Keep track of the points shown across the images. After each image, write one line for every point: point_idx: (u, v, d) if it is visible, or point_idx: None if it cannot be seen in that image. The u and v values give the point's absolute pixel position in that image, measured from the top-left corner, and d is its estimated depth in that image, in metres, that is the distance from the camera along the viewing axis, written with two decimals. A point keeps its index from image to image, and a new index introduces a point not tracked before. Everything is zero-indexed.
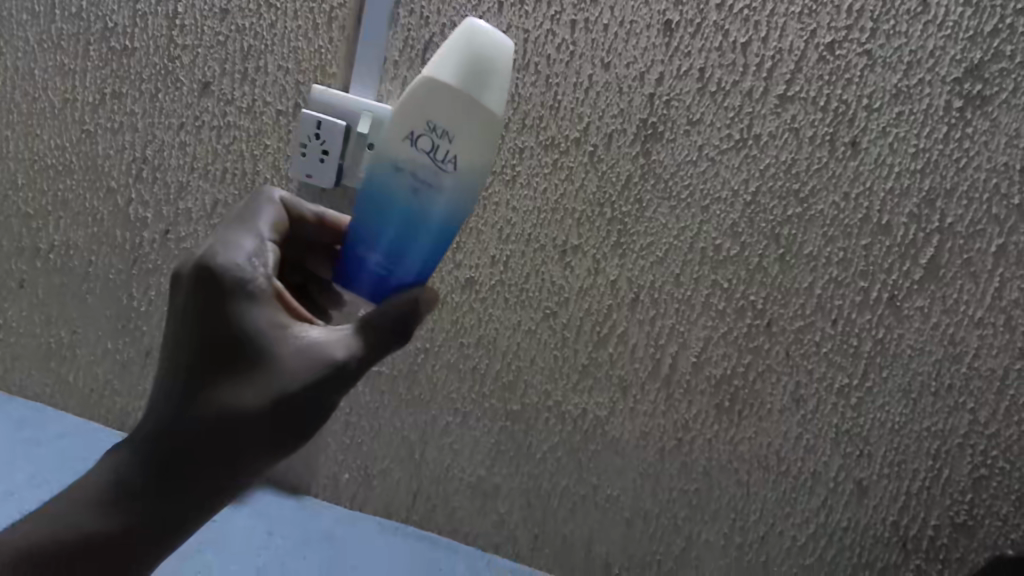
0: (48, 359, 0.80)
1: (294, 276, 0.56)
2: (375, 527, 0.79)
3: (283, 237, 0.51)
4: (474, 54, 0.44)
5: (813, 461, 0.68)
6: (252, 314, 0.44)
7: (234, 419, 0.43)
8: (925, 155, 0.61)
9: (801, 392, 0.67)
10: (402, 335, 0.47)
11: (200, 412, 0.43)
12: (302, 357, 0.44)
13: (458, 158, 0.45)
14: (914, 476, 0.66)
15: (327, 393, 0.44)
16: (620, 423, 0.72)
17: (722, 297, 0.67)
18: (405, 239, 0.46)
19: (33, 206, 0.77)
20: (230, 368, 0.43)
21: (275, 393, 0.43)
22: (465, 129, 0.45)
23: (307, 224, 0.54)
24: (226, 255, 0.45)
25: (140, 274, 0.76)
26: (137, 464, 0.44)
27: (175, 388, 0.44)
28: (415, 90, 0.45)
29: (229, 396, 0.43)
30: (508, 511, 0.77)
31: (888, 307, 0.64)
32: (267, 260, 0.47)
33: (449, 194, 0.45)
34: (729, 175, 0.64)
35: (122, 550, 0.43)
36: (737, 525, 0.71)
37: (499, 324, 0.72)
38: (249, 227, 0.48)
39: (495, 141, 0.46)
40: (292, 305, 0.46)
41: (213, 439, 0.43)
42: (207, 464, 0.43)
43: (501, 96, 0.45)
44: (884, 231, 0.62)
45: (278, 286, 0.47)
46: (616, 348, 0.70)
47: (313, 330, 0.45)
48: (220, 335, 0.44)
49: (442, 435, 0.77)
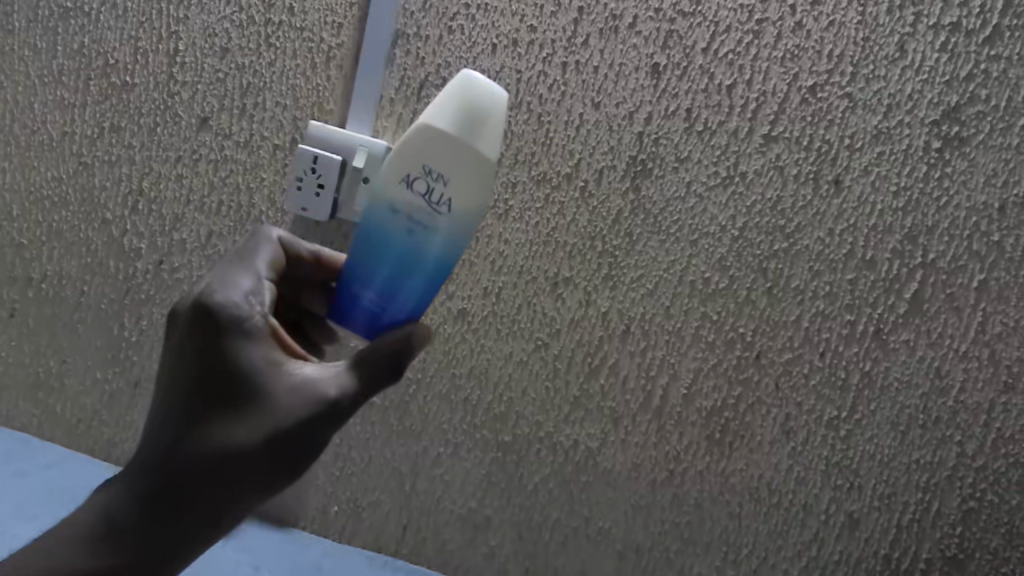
0: (36, 389, 0.80)
1: (289, 313, 0.57)
2: (364, 561, 0.78)
3: (278, 275, 0.52)
4: (471, 102, 0.46)
5: (804, 493, 0.68)
6: (246, 351, 0.44)
7: (225, 455, 0.42)
8: (907, 194, 0.62)
9: (791, 424, 0.67)
10: (394, 372, 0.47)
11: (193, 447, 0.43)
12: (294, 393, 0.44)
13: (453, 200, 0.46)
14: (904, 509, 0.66)
15: (319, 430, 0.44)
16: (612, 454, 0.72)
17: (712, 330, 0.67)
18: (400, 277, 0.47)
19: (27, 236, 0.78)
20: (223, 403, 0.43)
21: (267, 429, 0.42)
22: (461, 173, 0.46)
23: (301, 262, 0.54)
24: (223, 292, 0.45)
25: (132, 304, 0.76)
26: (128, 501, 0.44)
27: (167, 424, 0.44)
28: (413, 135, 0.46)
29: (221, 431, 0.43)
30: (499, 544, 0.76)
31: (874, 340, 0.65)
32: (263, 298, 0.47)
33: (444, 235, 0.46)
34: (717, 211, 0.66)
35: None
36: (730, 558, 0.70)
37: (491, 355, 0.73)
38: (247, 266, 0.49)
39: (489, 184, 0.47)
40: (286, 342, 0.47)
41: (203, 479, 0.43)
42: (198, 500, 0.43)
43: (496, 144, 0.47)
44: (868, 266, 0.64)
45: (274, 323, 0.47)
46: (607, 380, 0.70)
47: (307, 366, 0.45)
48: (214, 372, 0.44)
49: (433, 466, 0.76)
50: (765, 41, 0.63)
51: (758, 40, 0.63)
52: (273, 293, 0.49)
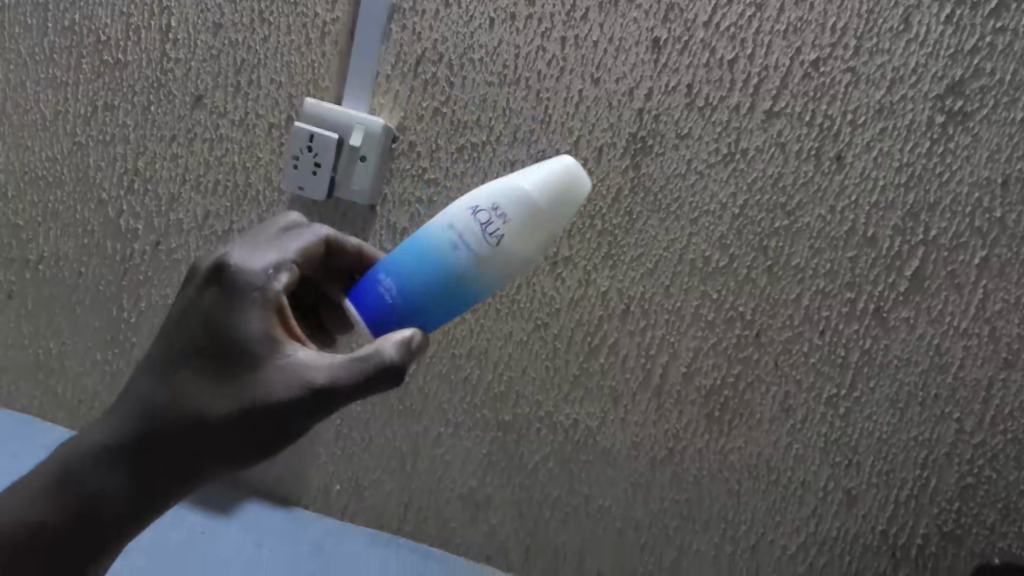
0: (36, 371, 0.80)
1: (308, 296, 0.56)
2: (367, 539, 0.79)
3: (310, 258, 0.51)
4: (561, 181, 0.50)
5: (803, 470, 0.69)
6: (246, 321, 0.44)
7: (202, 423, 0.43)
8: (909, 169, 0.62)
9: (790, 401, 0.68)
10: (395, 377, 0.44)
11: (167, 412, 0.44)
12: (281, 375, 0.43)
13: (503, 246, 0.48)
14: (902, 485, 0.67)
15: (297, 420, 0.43)
16: (611, 433, 0.72)
17: (712, 308, 0.67)
18: (430, 290, 0.48)
19: (24, 217, 0.77)
20: (209, 371, 0.44)
21: (246, 405, 0.43)
22: (523, 229, 0.49)
23: (335, 260, 0.54)
24: (246, 263, 0.46)
25: (130, 286, 0.75)
26: (88, 465, 0.45)
27: (145, 385, 0.45)
28: (505, 184, 0.50)
29: (201, 399, 0.44)
30: (500, 522, 0.77)
31: (874, 318, 0.64)
32: (282, 277, 0.47)
33: (481, 272, 0.48)
34: (718, 188, 0.65)
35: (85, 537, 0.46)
36: (728, 534, 0.72)
37: (491, 335, 0.73)
38: (280, 244, 0.50)
39: (537, 250, 0.50)
40: (289, 323, 0.46)
41: (175, 440, 0.44)
42: (159, 470, 0.45)
43: (557, 230, 0.51)
44: (869, 243, 0.63)
45: (283, 302, 0.46)
46: (607, 359, 0.70)
47: (303, 351, 0.44)
48: (211, 335, 0.44)
49: (434, 445, 0.77)
50: (767, 14, 0.62)
51: (761, 13, 0.62)
52: (297, 274, 0.49)
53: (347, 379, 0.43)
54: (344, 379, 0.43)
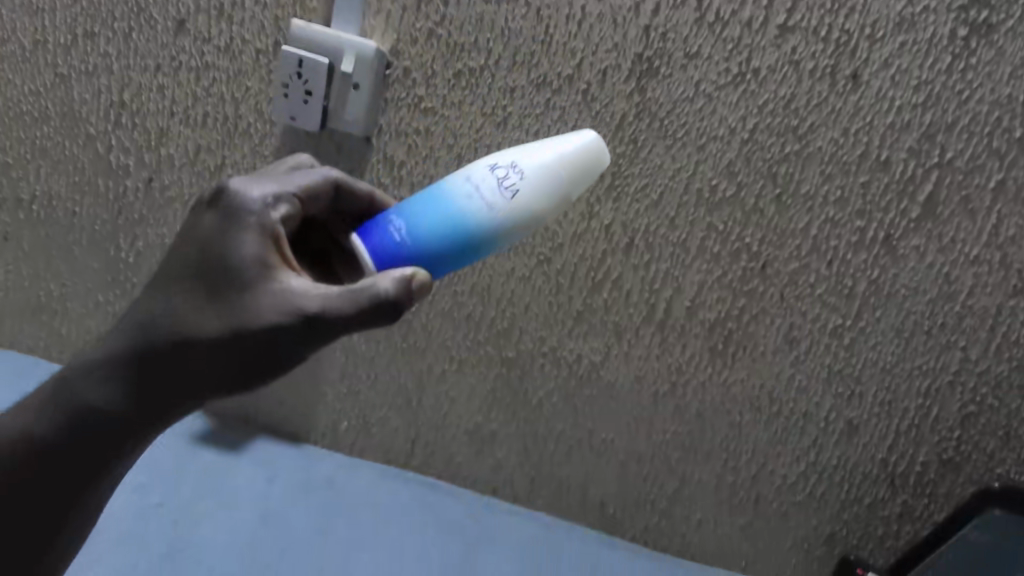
0: (39, 313, 0.80)
1: (318, 242, 0.54)
2: (377, 473, 0.81)
3: (316, 197, 0.50)
4: (587, 158, 0.51)
5: (805, 401, 0.69)
6: (239, 246, 0.44)
7: (194, 346, 0.44)
8: (928, 88, 0.59)
9: (794, 333, 0.67)
10: (390, 316, 0.44)
11: (161, 334, 0.44)
12: (271, 301, 0.43)
13: (521, 202, 0.48)
14: (904, 414, 0.68)
15: (289, 347, 0.43)
16: (615, 368, 0.72)
17: (718, 240, 0.66)
18: (442, 238, 0.47)
19: (11, 154, 0.75)
20: (201, 294, 0.44)
21: (236, 329, 0.43)
22: (542, 189, 0.49)
23: (343, 201, 0.53)
24: (244, 190, 0.46)
25: (126, 225, 0.74)
26: (84, 389, 0.46)
27: (140, 307, 0.46)
28: (539, 160, 0.49)
29: (193, 322, 0.44)
30: (505, 455, 0.78)
31: (884, 247, 0.63)
32: (279, 207, 0.46)
33: (497, 225, 0.48)
34: (727, 111, 0.62)
35: (85, 456, 0.46)
36: (729, 465, 0.73)
37: (493, 272, 0.71)
38: (283, 178, 0.49)
39: (554, 212, 0.50)
40: (282, 252, 0.45)
41: (171, 361, 0.44)
42: (155, 394, 0.45)
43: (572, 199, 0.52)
44: (882, 168, 0.61)
45: (279, 232, 0.46)
46: (610, 294, 0.70)
47: (296, 281, 0.44)
48: (204, 260, 0.44)
49: (439, 382, 0.77)
50: None
51: None
52: (296, 206, 0.48)
53: (340, 310, 0.42)
54: (336, 309, 0.42)
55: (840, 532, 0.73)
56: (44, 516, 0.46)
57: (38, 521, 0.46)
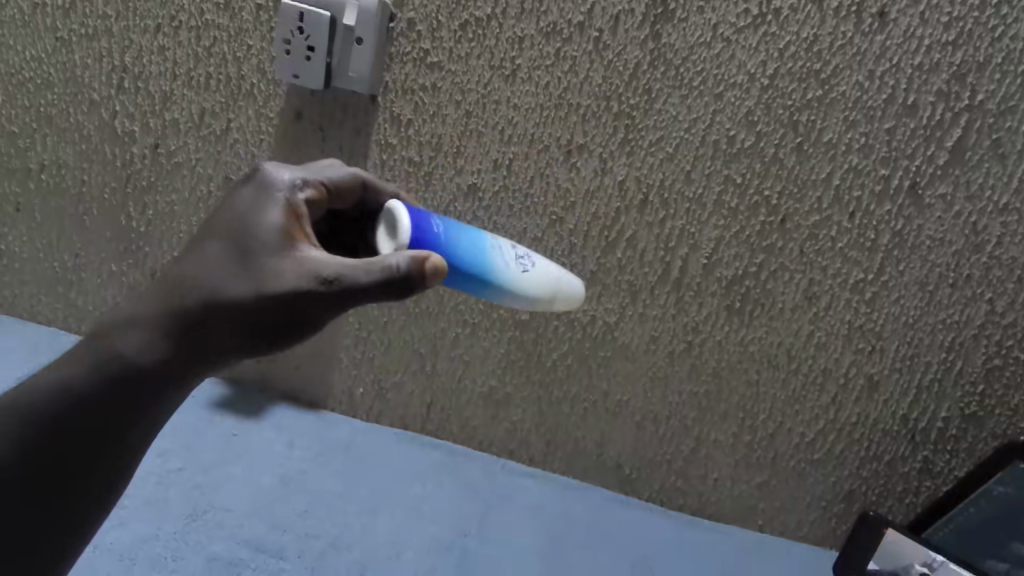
0: (54, 284, 0.80)
1: (348, 236, 0.56)
2: (393, 437, 0.82)
3: (346, 190, 0.54)
4: (566, 300, 0.54)
5: (825, 358, 0.68)
6: (267, 217, 0.47)
7: (215, 307, 0.45)
8: (958, 25, 0.56)
9: (814, 289, 0.66)
10: (403, 292, 0.43)
11: (185, 297, 0.45)
12: (293, 268, 0.44)
13: (533, 268, 0.51)
14: (926, 369, 0.67)
15: (308, 311, 0.44)
16: (630, 328, 0.71)
17: (735, 195, 0.64)
18: (467, 254, 0.49)
19: (18, 123, 0.75)
20: (226, 259, 0.46)
21: (256, 290, 0.44)
22: (553, 273, 0.53)
23: (370, 198, 0.55)
24: (273, 172, 0.50)
25: (135, 193, 0.74)
26: (90, 365, 0.45)
27: (165, 275, 0.47)
28: (553, 265, 0.54)
29: (219, 286, 0.45)
30: (521, 418, 0.78)
31: (909, 196, 0.61)
32: (305, 191, 0.51)
33: (509, 271, 0.50)
34: (745, 57, 0.60)
35: (92, 422, 0.43)
36: (747, 424, 0.73)
37: (504, 233, 0.69)
38: (314, 168, 0.54)
39: (551, 301, 0.52)
40: (304, 227, 0.48)
41: (196, 323, 0.45)
42: (171, 361, 0.45)
43: (563, 307, 0.54)
44: (909, 112, 0.59)
45: (302, 210, 0.49)
46: (625, 253, 0.68)
47: (317, 252, 0.45)
48: (232, 228, 0.47)
49: (453, 346, 0.77)
50: None
51: None
52: (322, 193, 0.52)
53: (356, 278, 0.43)
54: (352, 277, 0.43)
55: (859, 489, 0.72)
56: (45, 495, 0.42)
57: (38, 503, 0.42)
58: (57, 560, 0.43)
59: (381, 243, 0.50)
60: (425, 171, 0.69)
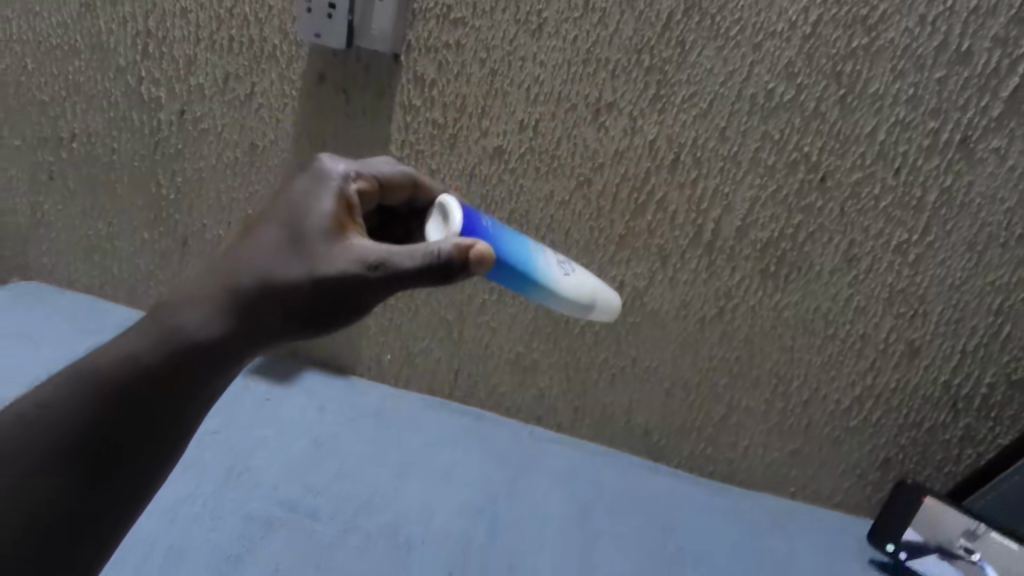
0: (91, 253, 0.82)
1: (397, 230, 0.60)
2: (421, 403, 0.83)
3: (396, 186, 0.57)
4: (601, 309, 0.55)
5: (864, 323, 0.66)
6: (319, 204, 0.50)
7: (270, 287, 0.47)
8: None
9: (854, 251, 0.63)
10: (444, 278, 0.46)
11: (241, 277, 0.48)
12: (343, 254, 0.47)
13: (572, 274, 0.53)
14: (972, 334, 0.64)
15: (356, 292, 0.47)
16: (660, 294, 0.69)
17: (773, 152, 0.61)
18: (513, 252, 0.51)
19: (48, 91, 0.75)
20: (280, 243, 0.49)
21: (310, 272, 0.47)
22: (591, 282, 0.54)
23: (420, 195, 0.58)
24: (329, 163, 0.54)
25: (164, 160, 0.74)
26: (154, 339, 0.46)
27: (224, 256, 0.50)
28: (591, 276, 0.56)
29: (276, 267, 0.48)
30: (549, 385, 0.78)
31: (960, 150, 0.58)
32: (356, 181, 0.54)
33: (550, 273, 0.52)
34: (786, 3, 0.57)
35: (148, 397, 0.44)
36: (779, 391, 0.71)
37: (531, 196, 0.68)
38: (366, 162, 0.57)
39: (589, 309, 0.54)
40: (354, 216, 0.52)
41: (252, 302, 0.47)
42: (232, 339, 0.47)
43: (600, 317, 0.55)
44: (963, 59, 0.55)
45: (353, 199, 0.52)
46: (655, 215, 0.66)
47: (364, 240, 0.49)
48: (288, 213, 0.50)
49: (479, 312, 0.77)
50: None
51: None
52: (373, 186, 0.55)
53: (401, 263, 0.46)
54: (398, 261, 0.46)
55: (895, 457, 0.71)
56: (99, 470, 0.43)
57: (92, 476, 0.43)
58: (108, 535, 0.44)
59: (431, 230, 0.53)
60: (450, 134, 0.67)
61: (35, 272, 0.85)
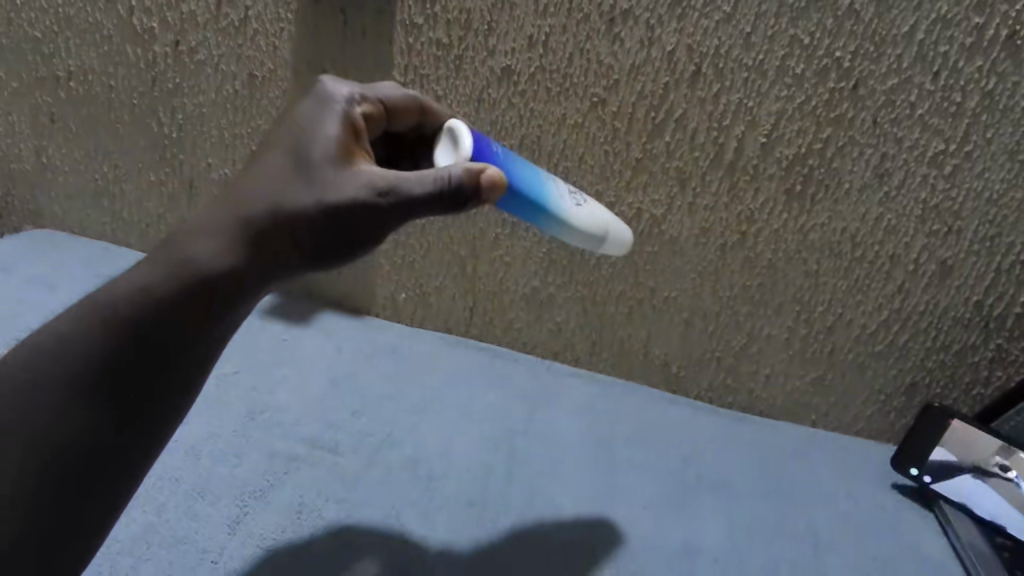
0: (99, 197, 0.81)
1: (405, 160, 0.57)
2: (436, 339, 0.82)
3: (403, 110, 0.54)
4: (613, 242, 0.55)
5: (893, 243, 0.63)
6: (324, 130, 0.48)
7: (278, 216, 0.46)
8: None
9: (886, 166, 0.60)
10: (454, 206, 0.46)
11: (249, 206, 0.46)
12: (351, 181, 0.46)
13: (584, 204, 0.53)
14: (1008, 251, 0.61)
15: (365, 220, 0.46)
16: (678, 221, 0.67)
17: (801, 58, 0.58)
18: (526, 179, 0.51)
19: (40, 27, 0.73)
20: (287, 171, 0.47)
21: (318, 199, 0.46)
22: (602, 215, 0.54)
23: (428, 120, 0.55)
24: (332, 87, 0.52)
25: (163, 96, 0.72)
26: (166, 271, 0.45)
27: (230, 187, 0.48)
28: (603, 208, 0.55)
29: (284, 196, 0.46)
30: (565, 319, 0.77)
31: (1005, 48, 0.54)
32: (360, 105, 0.52)
33: (561, 203, 0.52)
34: None
35: (164, 330, 0.44)
36: (803, 317, 0.69)
37: (542, 121, 0.65)
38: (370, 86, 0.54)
39: (599, 241, 0.54)
40: (360, 143, 0.50)
41: (262, 233, 0.46)
42: (246, 271, 0.46)
43: (609, 251, 0.55)
44: None
45: (358, 125, 0.51)
46: (674, 136, 0.63)
47: (373, 167, 0.48)
48: (293, 140, 0.48)
49: (493, 247, 0.75)
50: None
51: None
52: (378, 111, 0.53)
53: (410, 189, 0.45)
54: (407, 187, 0.45)
55: (922, 382, 0.69)
56: (122, 403, 0.43)
57: (116, 409, 0.43)
58: (135, 466, 0.44)
59: (439, 156, 0.52)
60: (455, 55, 0.64)
61: (45, 219, 0.85)
